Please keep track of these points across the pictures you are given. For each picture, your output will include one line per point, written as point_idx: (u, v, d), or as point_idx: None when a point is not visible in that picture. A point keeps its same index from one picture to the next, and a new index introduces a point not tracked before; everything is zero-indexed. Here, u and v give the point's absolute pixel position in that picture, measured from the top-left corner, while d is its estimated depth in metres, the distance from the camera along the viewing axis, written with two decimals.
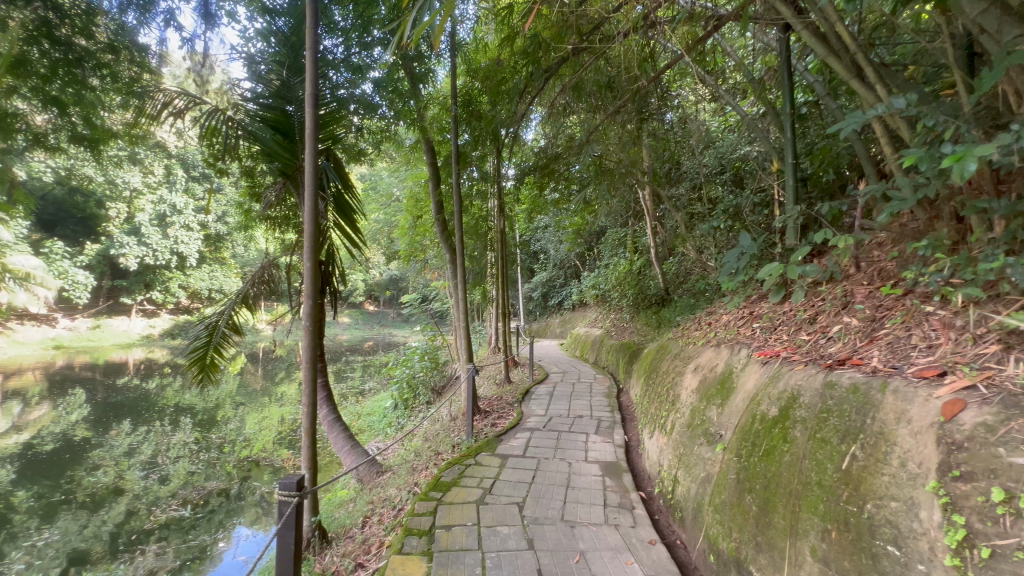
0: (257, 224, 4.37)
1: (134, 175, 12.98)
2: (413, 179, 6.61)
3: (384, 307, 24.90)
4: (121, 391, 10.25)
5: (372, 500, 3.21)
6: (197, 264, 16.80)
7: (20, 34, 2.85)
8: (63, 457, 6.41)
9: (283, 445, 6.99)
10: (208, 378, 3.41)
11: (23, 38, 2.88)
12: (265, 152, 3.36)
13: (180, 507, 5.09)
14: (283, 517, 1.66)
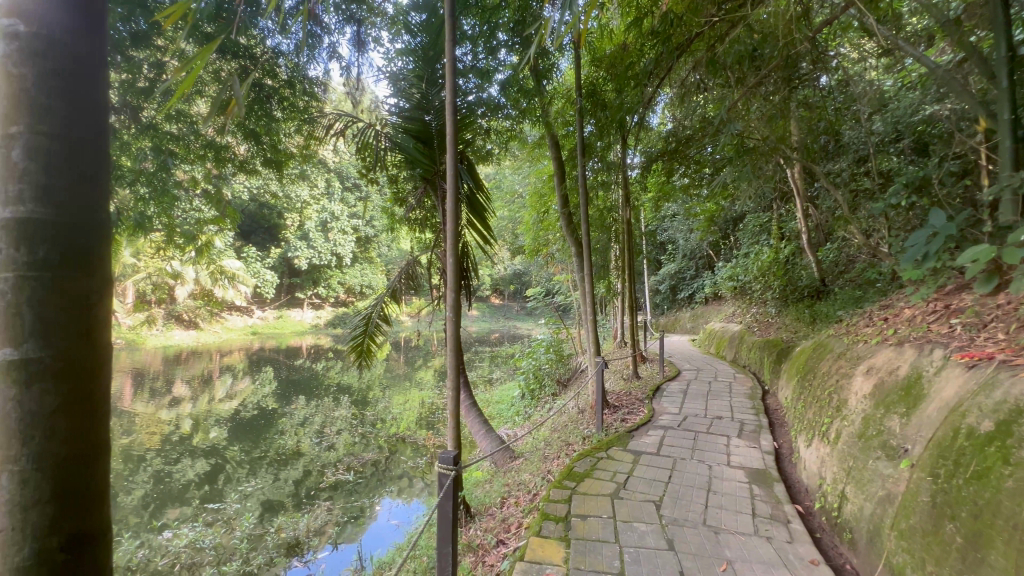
0: (403, 226, 4.87)
1: (305, 189, 15.40)
2: (536, 175, 6.73)
3: (509, 300, 25.93)
4: (298, 371, 12.28)
5: (507, 482, 3.39)
6: (352, 264, 19.33)
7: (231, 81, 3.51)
8: (260, 422, 7.92)
9: (424, 425, 7.71)
10: (365, 362, 3.91)
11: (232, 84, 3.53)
12: (408, 160, 3.73)
13: (346, 472, 5.93)
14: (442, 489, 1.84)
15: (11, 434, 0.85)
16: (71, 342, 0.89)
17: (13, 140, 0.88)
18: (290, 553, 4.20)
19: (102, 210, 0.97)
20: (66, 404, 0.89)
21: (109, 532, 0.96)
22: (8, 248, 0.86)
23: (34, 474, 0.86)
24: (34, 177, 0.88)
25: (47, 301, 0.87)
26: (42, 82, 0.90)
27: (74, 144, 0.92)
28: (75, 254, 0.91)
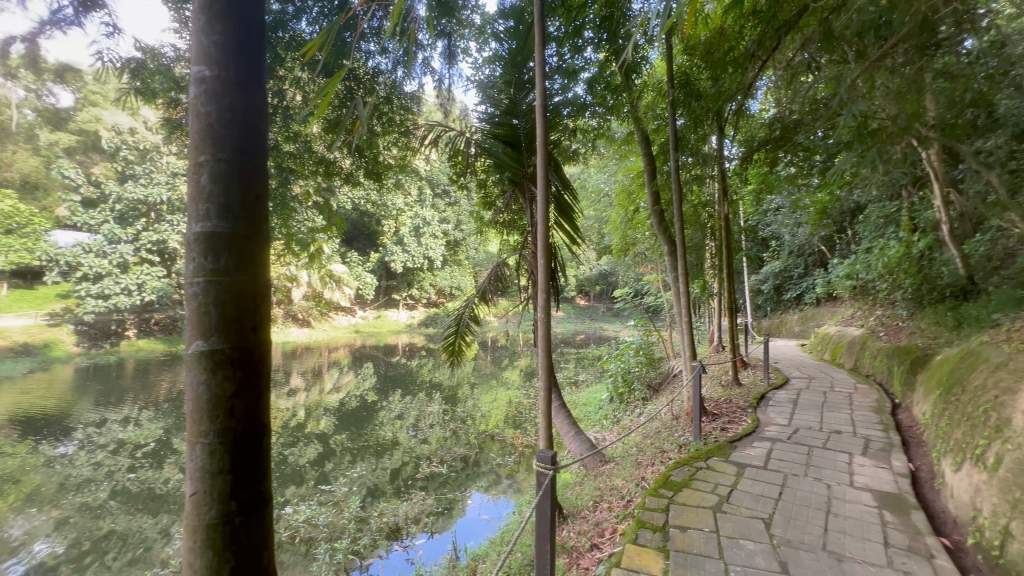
0: (492, 229, 5.00)
1: (400, 198, 16.46)
2: (624, 172, 6.53)
3: (595, 302, 25.53)
4: (395, 368, 13.16)
5: (599, 486, 3.33)
6: (442, 266, 20.24)
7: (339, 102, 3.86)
8: (363, 414, 8.60)
9: (511, 424, 7.85)
10: (456, 360, 4.07)
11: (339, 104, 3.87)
12: (497, 164, 3.82)
13: (439, 464, 6.22)
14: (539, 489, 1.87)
15: (205, 407, 1.11)
16: (242, 336, 1.14)
17: (204, 170, 1.14)
18: (390, 537, 4.51)
19: (261, 221, 1.21)
20: (239, 386, 1.14)
21: (268, 498, 1.20)
22: (200, 258, 1.13)
23: (219, 439, 1.12)
24: (219, 201, 1.14)
25: (225, 299, 1.12)
26: (222, 119, 1.16)
27: (241, 174, 1.16)
28: (244, 263, 1.16)
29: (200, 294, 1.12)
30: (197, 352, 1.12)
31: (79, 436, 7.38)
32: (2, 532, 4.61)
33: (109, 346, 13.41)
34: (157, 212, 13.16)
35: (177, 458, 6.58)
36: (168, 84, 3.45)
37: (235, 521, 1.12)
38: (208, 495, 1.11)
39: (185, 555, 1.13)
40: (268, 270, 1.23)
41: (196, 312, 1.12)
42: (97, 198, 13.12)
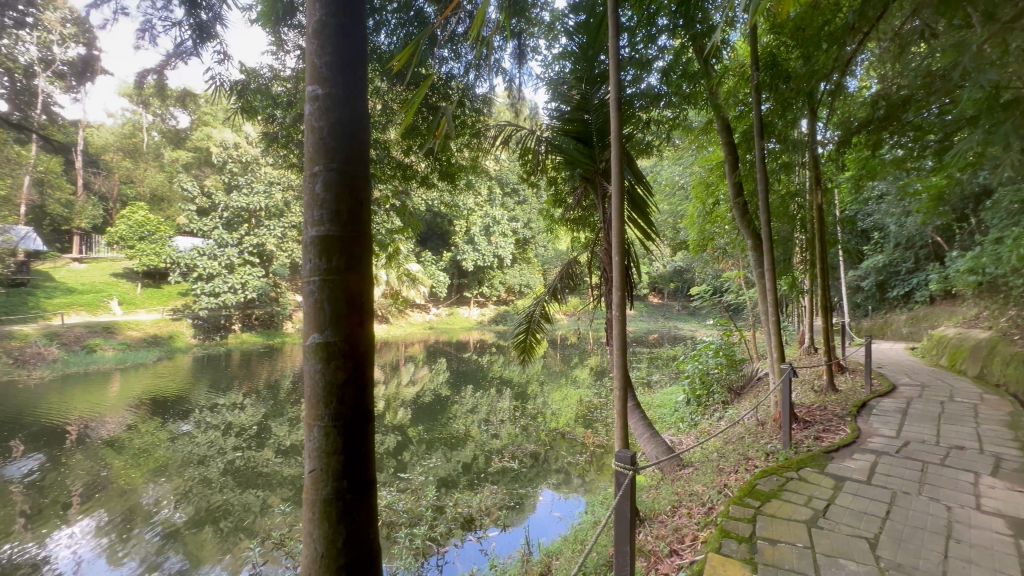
0: (562, 226, 4.98)
1: (470, 198, 16.90)
2: (701, 163, 6.20)
3: (669, 300, 24.49)
4: (466, 363, 13.54)
5: (677, 491, 3.21)
6: (512, 265, 20.46)
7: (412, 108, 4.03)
8: (437, 407, 8.95)
9: (582, 423, 7.77)
10: (528, 357, 4.10)
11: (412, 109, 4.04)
12: (569, 161, 3.79)
13: (511, 459, 6.31)
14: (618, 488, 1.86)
15: (321, 392, 1.26)
16: (352, 330, 1.27)
17: (319, 178, 1.28)
18: (465, 527, 4.66)
19: (365, 224, 1.33)
20: (348, 376, 1.27)
21: (372, 479, 1.34)
22: (316, 260, 1.27)
23: (332, 423, 1.26)
24: (331, 206, 1.28)
25: (336, 298, 1.26)
26: (332, 135, 1.29)
27: (349, 181, 1.29)
28: (352, 263, 1.29)
29: (316, 291, 1.27)
30: (314, 344, 1.27)
31: (197, 418, 8.39)
32: (140, 498, 5.36)
33: (220, 338, 15.11)
34: (258, 218, 14.63)
35: (275, 441, 7.27)
36: (267, 102, 3.82)
37: (347, 498, 1.27)
38: (324, 472, 1.26)
39: (305, 525, 1.29)
40: (371, 270, 1.35)
41: (313, 308, 1.27)
42: (209, 207, 14.82)
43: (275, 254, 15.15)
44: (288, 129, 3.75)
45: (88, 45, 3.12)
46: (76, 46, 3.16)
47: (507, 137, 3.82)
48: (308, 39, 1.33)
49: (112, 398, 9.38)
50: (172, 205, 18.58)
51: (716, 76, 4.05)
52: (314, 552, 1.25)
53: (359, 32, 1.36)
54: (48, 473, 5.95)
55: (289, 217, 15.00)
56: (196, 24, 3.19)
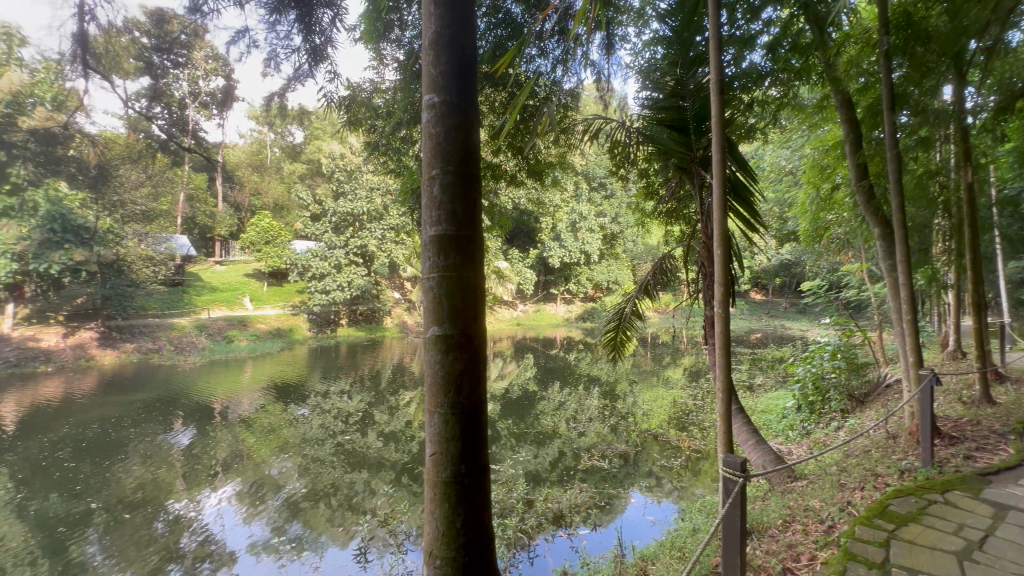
0: (654, 219, 4.77)
1: (556, 195, 16.88)
2: (814, 145, 5.59)
3: (775, 297, 22.36)
4: (553, 360, 13.57)
5: (789, 504, 2.94)
6: (599, 261, 20.04)
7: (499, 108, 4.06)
8: (525, 403, 9.09)
9: (676, 425, 7.41)
10: (619, 354, 3.95)
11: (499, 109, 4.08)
12: (662, 151, 3.61)
13: (601, 459, 6.21)
14: (728, 494, 1.83)
15: (441, 381, 1.35)
16: (467, 323, 1.35)
17: (436, 181, 1.37)
18: (555, 523, 4.68)
19: (477, 223, 1.40)
20: (464, 367, 1.35)
21: (488, 467, 1.40)
22: (435, 258, 1.37)
23: (451, 409, 1.35)
24: (447, 206, 1.36)
25: (452, 292, 1.34)
26: (447, 141, 1.38)
27: (464, 182, 1.37)
28: (467, 260, 1.36)
29: (435, 287, 1.36)
30: (434, 336, 1.36)
31: (312, 402, 9.38)
32: (269, 470, 6.13)
33: (331, 332, 16.72)
34: (361, 222, 15.95)
35: (378, 427, 7.88)
36: (369, 114, 4.14)
37: (464, 482, 1.35)
38: (444, 456, 1.35)
39: (428, 504, 1.40)
40: (483, 267, 1.42)
41: (433, 303, 1.37)
42: (321, 213, 16.43)
43: (376, 254, 16.38)
44: (388, 137, 4.03)
45: (228, 77, 3.62)
46: (218, 78, 3.67)
47: (596, 131, 3.74)
48: (423, 53, 1.44)
49: (246, 382, 10.81)
50: (291, 213, 20.89)
51: (835, 46, 3.60)
52: (437, 530, 1.35)
53: (469, 38, 1.44)
54: (200, 444, 7.02)
55: (388, 220, 16.16)
56: (311, 48, 3.54)
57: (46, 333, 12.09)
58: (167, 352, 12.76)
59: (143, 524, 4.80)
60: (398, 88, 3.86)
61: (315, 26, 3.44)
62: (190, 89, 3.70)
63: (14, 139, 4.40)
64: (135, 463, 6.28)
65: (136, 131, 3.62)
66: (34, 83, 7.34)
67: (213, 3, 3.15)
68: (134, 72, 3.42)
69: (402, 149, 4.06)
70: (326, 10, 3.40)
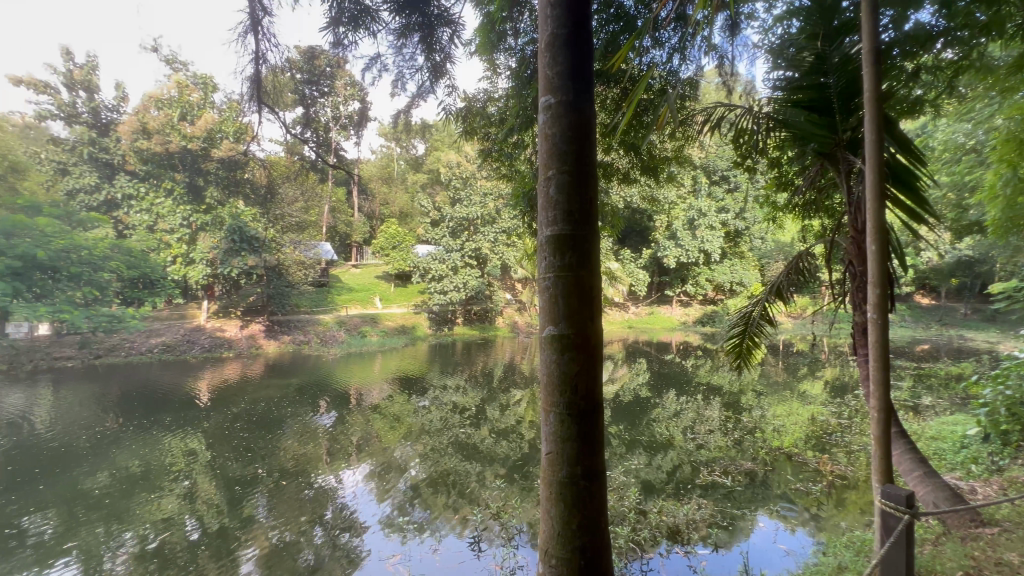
0: (789, 212, 4.25)
1: (671, 191, 16.02)
2: (1009, 113, 4.52)
3: (953, 302, 18.44)
4: (668, 366, 12.87)
5: (973, 554, 2.43)
6: (721, 261, 18.50)
7: (609, 107, 3.96)
8: (636, 409, 8.75)
9: (815, 446, 6.52)
10: (745, 364, 3.53)
11: (610, 108, 3.97)
12: (798, 136, 3.19)
13: (722, 475, 5.71)
14: (888, 533, 1.71)
15: (557, 381, 1.35)
16: (582, 324, 1.34)
17: (552, 181, 1.38)
18: (670, 538, 4.41)
19: (592, 221, 1.37)
20: (581, 368, 1.35)
21: (605, 470, 1.38)
22: (551, 257, 1.38)
23: (567, 410, 1.35)
24: (563, 206, 1.36)
25: (569, 291, 1.34)
26: (563, 141, 1.38)
27: (579, 182, 1.36)
28: (583, 259, 1.35)
29: (551, 287, 1.37)
30: (550, 336, 1.37)
31: (432, 395, 10.08)
32: (394, 455, 6.74)
33: (448, 330, 17.86)
34: (475, 226, 16.79)
35: (490, 422, 8.22)
36: (484, 122, 4.33)
37: (581, 484, 1.34)
38: (560, 456, 1.36)
39: (543, 502, 1.41)
40: (600, 267, 1.39)
41: (549, 302, 1.37)
42: (439, 219, 17.64)
43: (489, 257, 17.10)
44: (501, 144, 4.18)
45: (363, 100, 4.06)
46: (355, 102, 4.13)
47: (716, 120, 3.44)
48: (540, 55, 1.46)
49: (376, 373, 12.04)
50: (414, 220, 22.75)
51: None
52: (552, 530, 1.35)
53: (585, 35, 1.42)
54: (339, 426, 7.97)
55: (500, 223, 16.81)
56: (432, 65, 3.81)
57: (229, 325, 14.74)
58: (314, 344, 14.72)
59: (297, 491, 5.59)
60: (510, 95, 3.98)
61: (436, 44, 3.70)
62: (334, 113, 4.22)
63: (210, 168, 5.51)
64: (292, 438, 7.37)
65: (293, 153, 4.25)
66: (221, 121, 9.06)
67: (351, 36, 3.55)
68: (291, 103, 4.02)
69: (514, 154, 4.20)
70: (445, 28, 3.63)
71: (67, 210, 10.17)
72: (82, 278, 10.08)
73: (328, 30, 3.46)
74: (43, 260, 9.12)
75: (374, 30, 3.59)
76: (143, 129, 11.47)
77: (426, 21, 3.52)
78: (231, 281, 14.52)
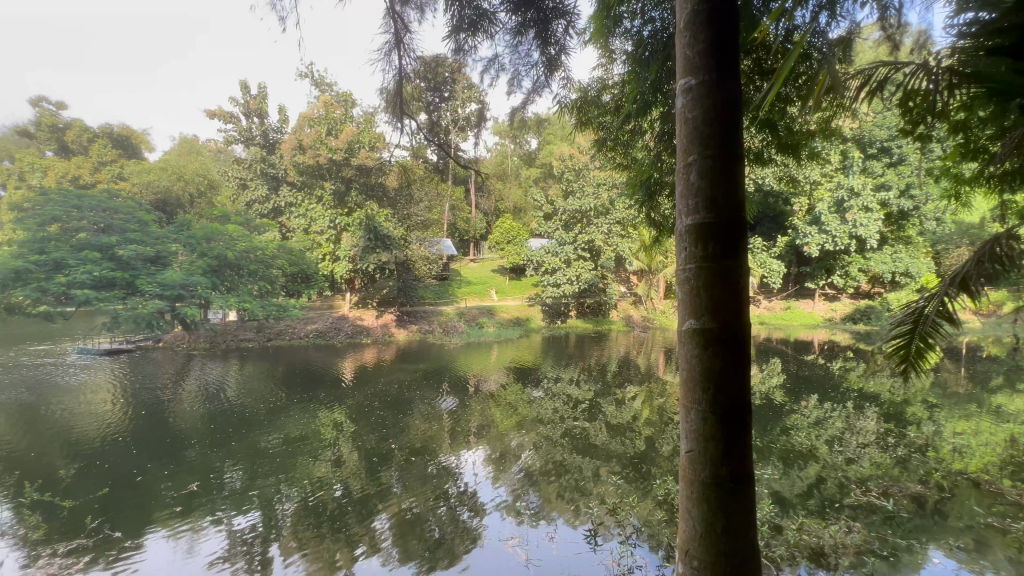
0: (979, 186, 3.47)
1: (813, 169, 14.11)
2: None
3: None
4: (809, 368, 11.40)
5: None
6: (879, 247, 15.79)
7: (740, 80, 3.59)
8: (769, 414, 7.93)
9: (1016, 475, 5.26)
10: (915, 370, 2.89)
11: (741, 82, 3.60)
12: (997, 91, 2.57)
13: (882, 497, 4.91)
14: None
15: (698, 377, 1.29)
16: (728, 317, 1.25)
17: (693, 168, 1.31)
18: (812, 560, 3.92)
19: (738, 208, 1.27)
20: (726, 364, 1.26)
21: (754, 474, 1.28)
22: (692, 248, 1.31)
23: (710, 408, 1.28)
24: (705, 193, 1.29)
25: (713, 283, 1.26)
26: (706, 125, 1.30)
27: (725, 166, 1.27)
28: (729, 249, 1.26)
29: (692, 279, 1.31)
30: (691, 329, 1.31)
31: (545, 387, 10.25)
32: (510, 441, 7.01)
33: (561, 322, 17.95)
34: (588, 218, 16.60)
35: (604, 417, 8.10)
36: (599, 112, 4.23)
37: (727, 486, 1.26)
38: (702, 454, 1.29)
39: (684, 501, 1.37)
40: (749, 259, 1.28)
41: (689, 294, 1.32)
42: (552, 212, 17.78)
43: (602, 249, 16.77)
44: (617, 132, 4.06)
45: (481, 101, 4.26)
46: (472, 104, 4.35)
47: (878, 82, 2.92)
48: (680, 36, 1.39)
49: (493, 363, 12.58)
50: (528, 214, 23.21)
51: None
52: (695, 530, 1.30)
53: (730, 5, 1.32)
54: (460, 411, 8.51)
55: (614, 214, 16.35)
56: (547, 59, 3.84)
57: (367, 314, 16.59)
58: (438, 333, 15.89)
59: (425, 467, 6.12)
60: (626, 80, 3.84)
61: (551, 38, 3.71)
62: (454, 117, 4.48)
63: (350, 175, 6.26)
64: (420, 418, 8.08)
65: (418, 157, 4.62)
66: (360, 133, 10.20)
67: (470, 41, 3.74)
68: (417, 111, 4.37)
69: (633, 141, 4.05)
70: (561, 21, 3.62)
71: (247, 219, 12.43)
72: (257, 273, 12.20)
73: (450, 38, 3.69)
74: (232, 260, 11.38)
75: (492, 32, 3.72)
76: (300, 146, 13.37)
77: (541, 16, 3.54)
78: (368, 275, 16.28)
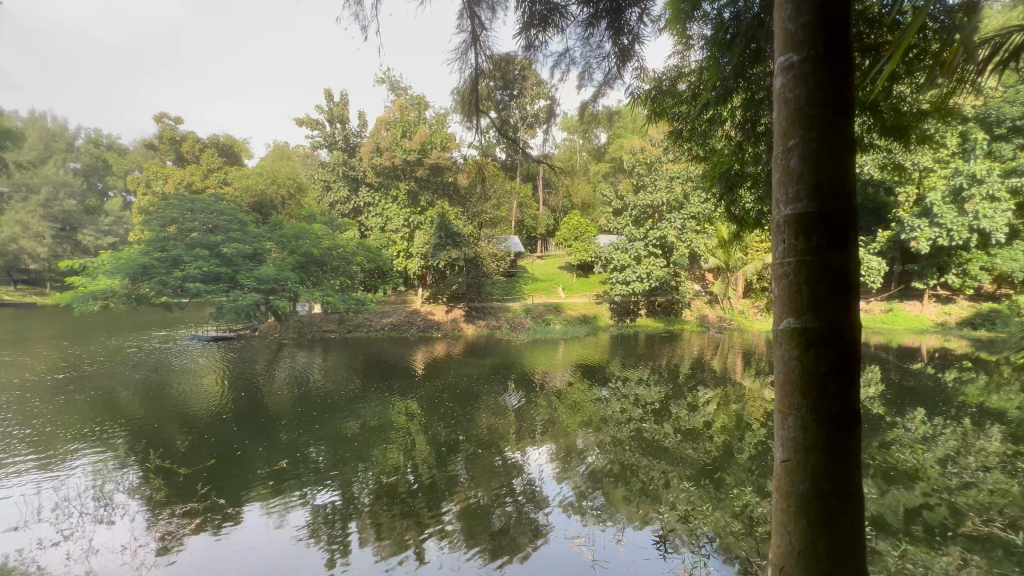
0: None
1: (923, 154, 12.51)
2: None
3: None
4: (915, 377, 10.16)
5: None
6: (1008, 242, 13.66)
7: None
8: (865, 427, 7.17)
9: None
10: None
11: None
12: None
13: (1009, 529, 4.25)
14: None
15: (798, 380, 1.19)
16: (835, 315, 1.14)
17: (794, 153, 1.21)
18: None
19: (846, 196, 1.15)
20: (831, 367, 1.15)
21: (862, 489, 1.16)
22: (792, 240, 1.21)
23: (811, 414, 1.17)
24: (808, 179, 1.19)
25: (815, 278, 1.15)
26: (810, 105, 1.19)
27: (832, 149, 1.16)
28: (836, 243, 1.15)
29: (792, 274, 1.21)
30: (790, 328, 1.21)
31: (613, 386, 10.02)
32: (576, 440, 6.94)
33: (630, 321, 17.44)
34: (660, 213, 15.97)
35: (675, 421, 7.76)
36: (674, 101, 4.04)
37: (830, 501, 1.15)
38: (801, 464, 1.19)
39: (778, 514, 1.27)
40: (860, 255, 1.16)
41: (788, 291, 1.22)
42: (622, 208, 17.31)
43: (675, 245, 16.06)
44: (694, 122, 3.86)
45: (550, 97, 4.23)
46: (541, 100, 4.33)
47: (1012, 51, 2.51)
48: (780, 10, 1.29)
49: (560, 360, 12.51)
50: (596, 210, 22.79)
51: None
52: (791, 546, 1.20)
53: None
54: (526, 406, 8.56)
55: (689, 208, 15.58)
56: (619, 50, 3.74)
57: (438, 309, 17.19)
58: (505, 329, 16.09)
59: (491, 460, 6.24)
60: (704, 66, 3.63)
61: (624, 27, 3.60)
62: (522, 113, 4.49)
63: None
64: (487, 412, 8.23)
65: (487, 156, 4.68)
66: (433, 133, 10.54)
67: (541, 36, 3.72)
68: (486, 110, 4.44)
69: (711, 131, 3.82)
70: (634, 9, 3.49)
71: (330, 219, 13.34)
72: (339, 270, 13.03)
73: (520, 35, 3.69)
74: (317, 257, 12.26)
75: (563, 26, 3.68)
76: (378, 149, 14.06)
77: (614, 6, 3.44)
78: (439, 271, 16.84)
